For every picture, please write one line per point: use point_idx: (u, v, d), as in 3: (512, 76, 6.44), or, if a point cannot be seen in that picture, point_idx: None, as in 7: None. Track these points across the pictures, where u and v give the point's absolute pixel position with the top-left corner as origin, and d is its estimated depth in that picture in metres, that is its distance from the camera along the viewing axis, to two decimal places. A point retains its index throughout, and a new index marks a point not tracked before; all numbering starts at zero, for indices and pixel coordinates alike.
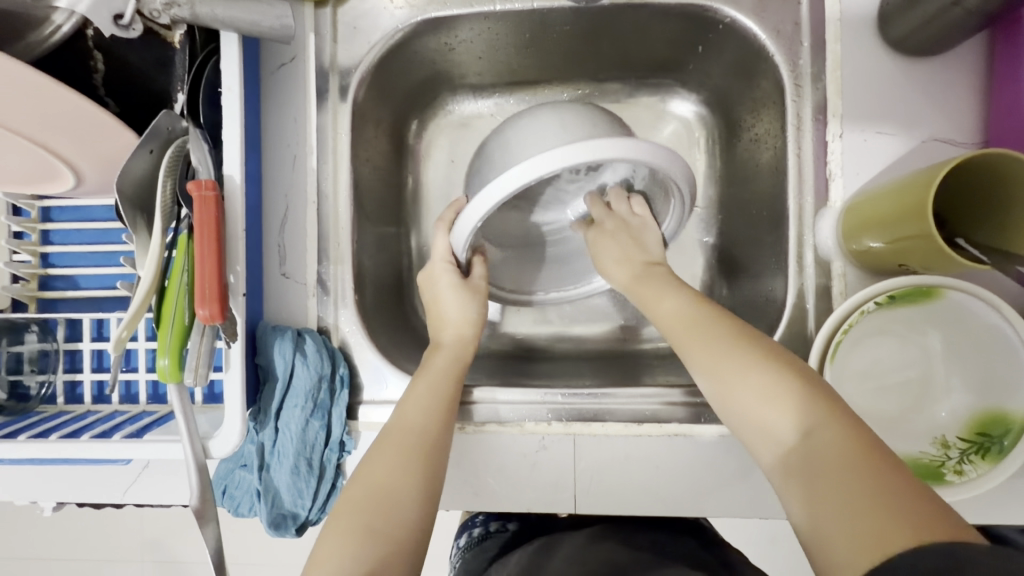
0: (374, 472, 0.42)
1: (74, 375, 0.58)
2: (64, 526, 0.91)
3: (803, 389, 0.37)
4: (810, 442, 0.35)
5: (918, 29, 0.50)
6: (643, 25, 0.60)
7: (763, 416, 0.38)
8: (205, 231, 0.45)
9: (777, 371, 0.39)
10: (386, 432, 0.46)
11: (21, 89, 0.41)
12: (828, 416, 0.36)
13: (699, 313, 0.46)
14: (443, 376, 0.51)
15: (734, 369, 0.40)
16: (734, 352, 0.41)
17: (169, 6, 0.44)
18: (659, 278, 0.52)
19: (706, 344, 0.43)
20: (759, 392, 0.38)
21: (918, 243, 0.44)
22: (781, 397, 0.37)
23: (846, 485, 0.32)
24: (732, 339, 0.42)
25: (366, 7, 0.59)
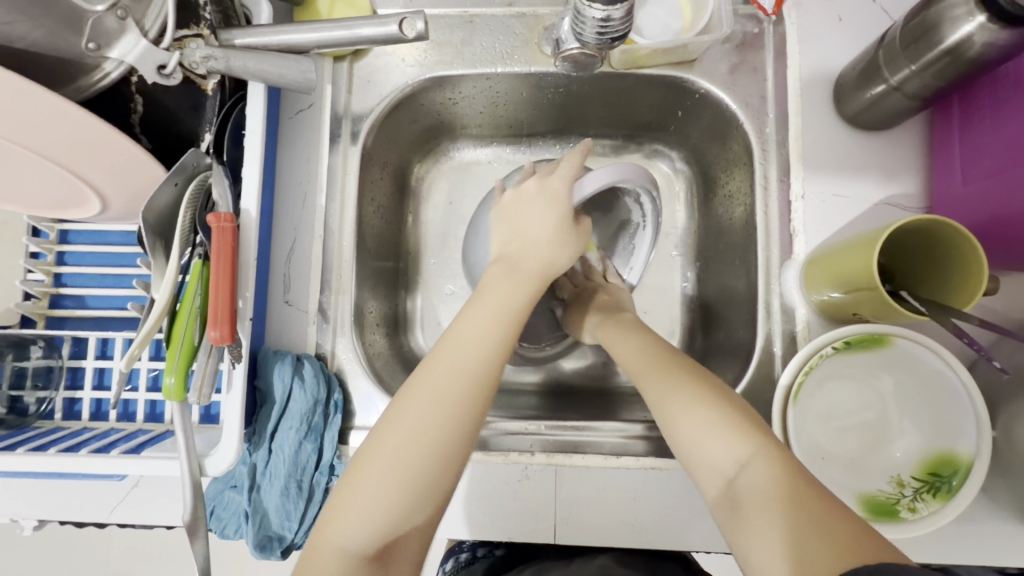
0: (378, 487, 0.42)
1: (74, 393, 0.59)
2: (24, 557, 0.88)
3: (743, 428, 0.43)
4: (755, 475, 0.41)
5: (868, 108, 0.56)
6: (630, 90, 0.67)
7: (712, 458, 0.43)
8: (221, 258, 0.49)
9: (725, 408, 0.45)
10: (396, 441, 0.43)
11: (69, 129, 0.44)
12: (773, 454, 0.41)
13: (648, 356, 0.51)
14: (465, 361, 0.45)
15: (669, 388, 0.47)
16: (672, 379, 0.47)
17: (207, 59, 0.49)
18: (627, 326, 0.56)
19: (664, 384, 0.47)
20: (697, 428, 0.44)
21: (865, 295, 0.49)
22: (729, 442, 0.43)
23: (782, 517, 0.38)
24: (689, 376, 0.47)
25: (380, 63, 0.65)
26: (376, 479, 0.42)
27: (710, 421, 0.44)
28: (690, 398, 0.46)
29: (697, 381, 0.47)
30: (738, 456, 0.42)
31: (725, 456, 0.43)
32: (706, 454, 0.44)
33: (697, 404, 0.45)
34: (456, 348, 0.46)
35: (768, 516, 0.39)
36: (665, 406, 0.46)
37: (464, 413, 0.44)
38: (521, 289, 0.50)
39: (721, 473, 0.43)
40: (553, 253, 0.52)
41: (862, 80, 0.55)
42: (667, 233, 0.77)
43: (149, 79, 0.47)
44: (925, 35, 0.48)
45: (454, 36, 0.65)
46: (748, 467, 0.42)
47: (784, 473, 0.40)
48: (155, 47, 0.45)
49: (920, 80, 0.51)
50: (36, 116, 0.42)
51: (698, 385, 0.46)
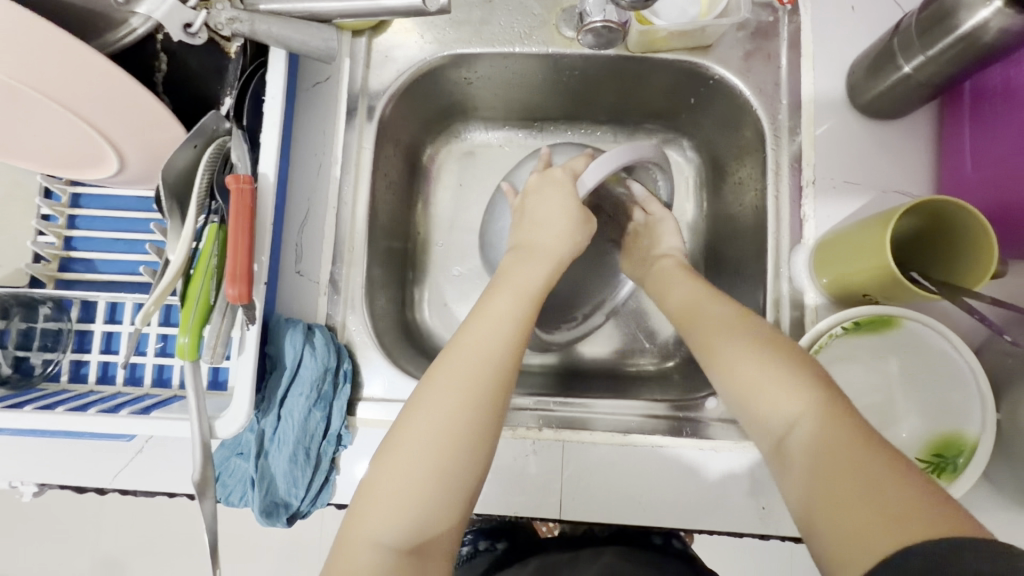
0: (400, 470, 0.41)
1: (81, 356, 0.59)
2: (18, 533, 0.87)
3: (799, 378, 0.40)
4: (809, 428, 0.37)
5: (880, 96, 0.57)
6: (645, 75, 0.68)
7: (774, 405, 0.40)
8: (241, 219, 0.49)
9: (796, 364, 0.41)
10: (421, 418, 0.42)
11: (94, 80, 0.44)
12: (836, 410, 0.37)
13: (716, 314, 0.49)
14: (490, 341, 0.46)
15: (733, 343, 0.45)
16: (738, 333, 0.46)
17: (232, 21, 0.49)
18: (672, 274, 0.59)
19: (723, 350, 0.45)
20: (751, 376, 0.42)
21: (876, 276, 0.50)
22: (787, 391, 0.39)
23: (841, 475, 0.34)
24: (748, 337, 0.45)
25: (398, 39, 0.66)
26: (398, 462, 0.41)
27: (764, 370, 0.41)
28: (755, 350, 0.43)
29: (762, 339, 0.44)
30: (794, 406, 0.39)
31: (784, 406, 0.39)
32: (761, 410, 0.40)
33: (765, 360, 0.42)
34: (473, 337, 0.46)
35: (812, 479, 0.35)
36: (722, 364, 0.44)
37: (484, 407, 0.43)
38: (534, 274, 0.52)
39: (779, 424, 0.39)
40: (528, 280, 0.51)
41: (874, 69, 0.57)
42: (675, 221, 0.77)
43: (175, 38, 0.47)
44: (941, 22, 0.49)
45: (472, 15, 0.66)
46: (799, 425, 0.38)
47: (847, 433, 0.36)
48: (181, 5, 0.45)
49: (934, 67, 0.51)
50: (61, 64, 0.42)
51: (760, 343, 0.44)
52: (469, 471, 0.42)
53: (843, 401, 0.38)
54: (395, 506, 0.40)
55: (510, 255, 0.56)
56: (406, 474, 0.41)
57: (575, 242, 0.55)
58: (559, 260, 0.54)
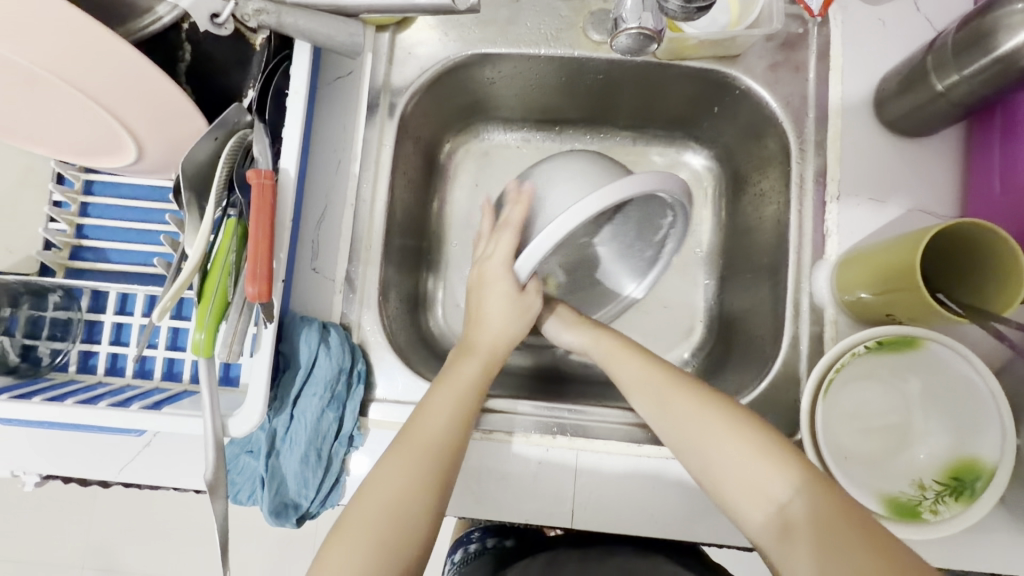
0: (392, 477, 0.46)
1: (90, 346, 0.58)
2: (12, 521, 0.86)
3: (776, 450, 0.46)
4: (802, 504, 0.43)
5: (910, 113, 0.57)
6: (669, 82, 0.67)
7: (757, 491, 0.45)
8: (261, 216, 0.48)
9: (767, 443, 0.46)
10: (422, 429, 0.49)
11: (116, 66, 0.43)
12: (818, 480, 0.44)
13: (676, 383, 0.52)
14: (462, 382, 0.53)
15: (696, 426, 0.49)
16: (704, 408, 0.50)
17: (259, 12, 0.48)
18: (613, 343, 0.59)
19: (680, 406, 0.51)
20: (738, 468, 0.46)
21: (904, 297, 0.49)
22: (766, 467, 0.45)
23: (837, 542, 0.41)
24: (721, 410, 0.49)
25: (421, 36, 0.65)
26: (388, 471, 0.46)
27: (747, 455, 0.46)
28: (727, 429, 0.48)
29: (728, 409, 0.49)
30: (785, 488, 0.44)
31: (772, 484, 0.45)
32: (738, 500, 0.46)
33: (742, 441, 0.47)
34: (449, 375, 0.54)
35: (814, 542, 0.41)
36: (699, 434, 0.49)
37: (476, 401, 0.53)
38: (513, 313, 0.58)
39: (769, 498, 0.45)
40: (498, 345, 0.57)
41: (906, 85, 0.56)
42: (692, 230, 0.77)
43: (201, 28, 0.45)
44: (979, 42, 0.48)
45: (498, 15, 0.65)
46: (798, 495, 0.44)
47: (826, 495, 0.43)
48: None
49: (968, 87, 0.51)
50: (86, 51, 0.41)
51: (726, 420, 0.49)
52: (440, 490, 0.46)
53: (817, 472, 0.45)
54: (374, 519, 0.44)
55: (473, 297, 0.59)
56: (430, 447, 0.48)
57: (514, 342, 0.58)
58: (496, 357, 0.56)
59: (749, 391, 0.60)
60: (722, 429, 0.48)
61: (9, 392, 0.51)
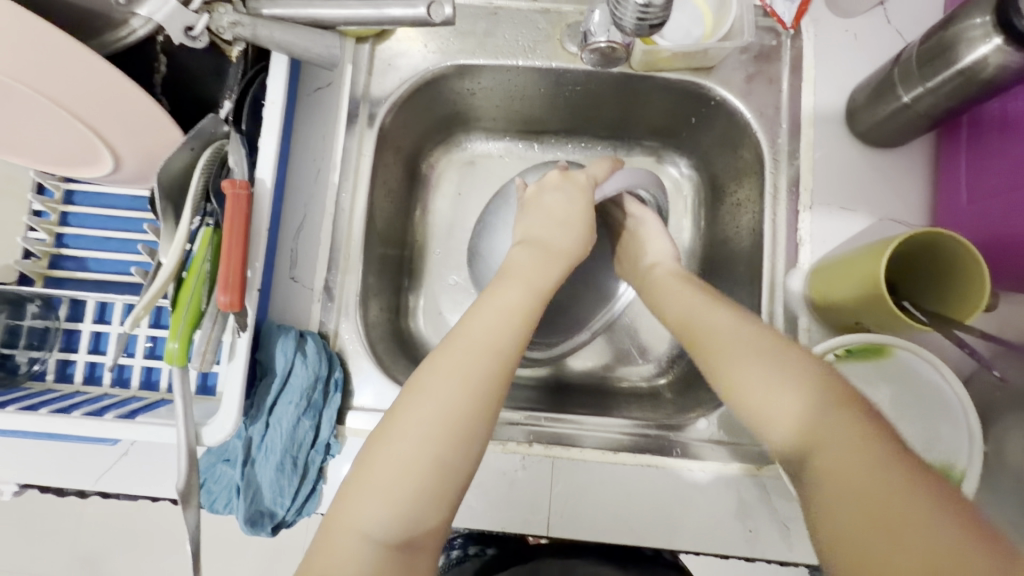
0: (448, 378, 0.41)
1: (67, 355, 0.58)
2: None
3: (800, 376, 0.39)
4: (817, 428, 0.36)
5: (879, 124, 0.58)
6: (646, 93, 0.68)
7: (769, 408, 0.38)
8: (235, 226, 0.48)
9: (784, 360, 0.40)
10: (471, 334, 0.44)
11: (92, 77, 0.43)
12: (834, 398, 0.37)
13: (738, 318, 0.47)
14: (535, 276, 0.50)
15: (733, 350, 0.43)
16: (735, 339, 0.44)
17: (234, 25, 0.49)
18: (675, 284, 0.56)
19: (718, 341, 0.45)
20: (760, 383, 0.40)
21: (871, 304, 0.50)
22: (793, 386, 0.38)
23: (857, 484, 0.32)
24: (767, 343, 0.43)
25: (401, 48, 0.66)
26: (444, 370, 0.42)
27: (767, 374, 0.40)
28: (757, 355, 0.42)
29: (774, 346, 0.42)
30: (796, 413, 0.37)
31: (784, 411, 0.38)
32: (761, 421, 0.39)
33: (788, 366, 0.40)
34: (523, 272, 0.51)
35: (843, 483, 0.32)
36: (720, 363, 0.43)
37: (517, 344, 0.45)
38: (551, 269, 0.52)
39: (783, 408, 0.38)
40: (564, 244, 0.54)
41: (875, 96, 0.57)
42: (672, 238, 0.77)
43: (176, 41, 0.46)
44: (942, 55, 0.49)
45: (477, 26, 0.65)
46: (807, 427, 0.36)
47: (861, 431, 0.34)
48: (183, 8, 0.44)
49: (932, 99, 0.52)
50: (59, 63, 0.41)
51: (755, 342, 0.43)
52: (495, 405, 0.42)
53: (839, 392, 0.37)
54: (426, 427, 0.40)
55: (519, 247, 0.54)
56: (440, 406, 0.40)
57: (586, 245, 0.56)
58: (571, 259, 0.54)
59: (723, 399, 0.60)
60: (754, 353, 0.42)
61: None
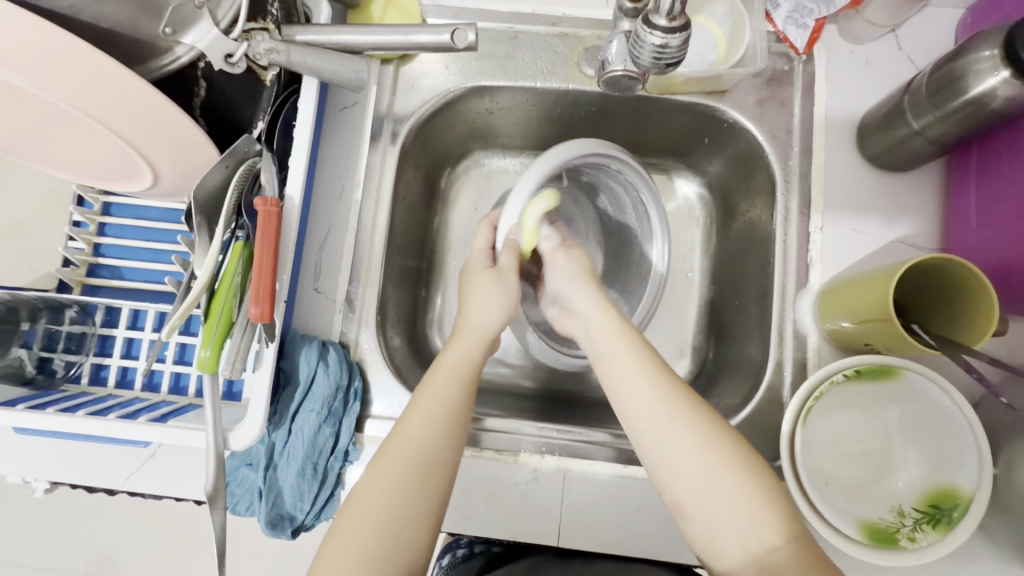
0: (388, 482, 0.46)
1: (102, 359, 0.61)
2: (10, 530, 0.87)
3: (764, 497, 0.45)
4: (790, 554, 0.42)
5: (890, 149, 0.59)
6: (661, 114, 0.70)
7: (737, 531, 0.44)
8: (266, 241, 0.50)
9: (749, 482, 0.45)
10: (410, 434, 0.48)
11: (145, 106, 0.46)
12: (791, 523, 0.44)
13: (677, 407, 0.49)
14: (459, 368, 0.53)
15: (696, 461, 0.46)
16: (689, 438, 0.47)
17: (270, 52, 0.51)
18: (626, 355, 0.53)
19: (674, 438, 0.48)
20: (732, 512, 0.44)
21: (880, 327, 0.51)
22: (766, 519, 0.44)
23: None
24: (710, 440, 0.47)
25: (424, 69, 0.68)
26: (386, 474, 0.46)
27: (726, 493, 0.45)
28: (719, 472, 0.46)
29: (721, 442, 0.47)
30: (771, 541, 0.43)
31: (757, 531, 0.43)
32: (721, 533, 0.44)
33: (748, 488, 0.45)
34: (447, 365, 0.53)
35: None
36: (687, 479, 0.46)
37: (447, 438, 0.49)
38: (471, 359, 0.54)
39: (754, 543, 0.43)
40: (488, 324, 0.57)
41: (886, 122, 0.58)
42: (684, 254, 0.79)
43: (216, 67, 0.49)
44: (950, 85, 0.51)
45: (497, 49, 0.68)
46: (778, 549, 0.43)
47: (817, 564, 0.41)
48: (224, 37, 0.47)
49: (942, 126, 0.53)
50: (110, 91, 0.44)
51: (712, 448, 0.47)
52: (434, 503, 0.47)
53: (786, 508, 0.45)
54: (370, 525, 0.44)
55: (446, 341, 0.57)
56: (382, 507, 0.45)
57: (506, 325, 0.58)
58: (486, 342, 0.56)
59: (733, 415, 0.61)
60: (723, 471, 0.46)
61: (25, 403, 0.54)
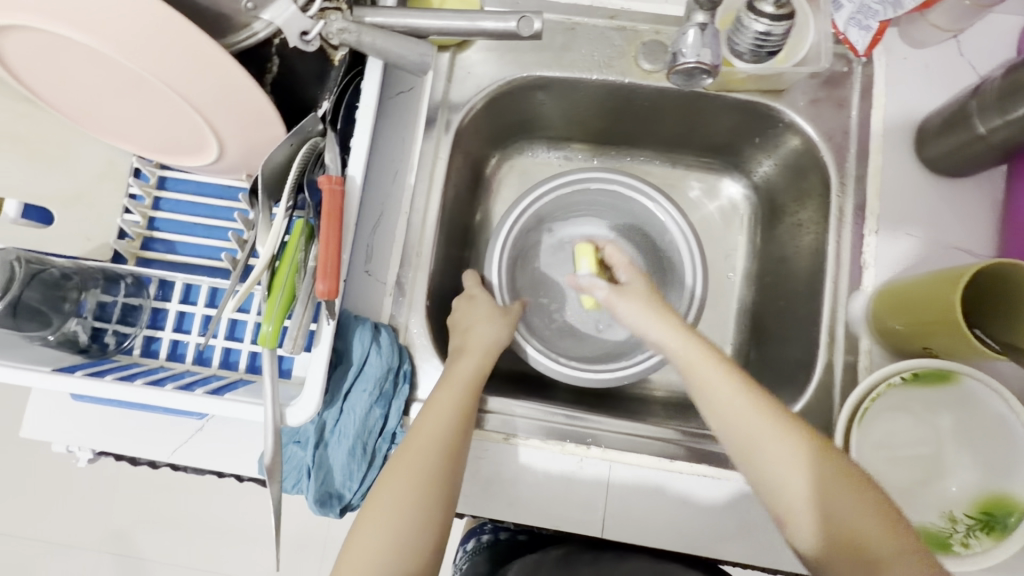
0: (414, 473, 0.51)
1: (155, 332, 0.61)
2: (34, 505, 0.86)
3: (865, 498, 0.46)
4: (894, 553, 0.44)
5: (949, 153, 0.59)
6: (714, 112, 0.70)
7: (841, 536, 0.45)
8: (331, 219, 0.51)
9: (845, 481, 0.47)
10: (412, 465, 0.51)
11: (225, 85, 0.47)
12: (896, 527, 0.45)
13: (760, 410, 0.50)
14: (467, 374, 0.58)
15: (770, 448, 0.48)
16: (779, 440, 0.48)
17: (342, 32, 0.51)
18: (704, 355, 0.52)
19: (757, 443, 0.49)
20: (832, 515, 0.46)
21: (942, 330, 0.51)
22: (867, 520, 0.45)
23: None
24: (795, 438, 0.48)
25: (480, 57, 0.68)
26: (409, 466, 0.51)
27: (817, 490, 0.46)
28: (821, 488, 0.46)
29: (804, 439, 0.49)
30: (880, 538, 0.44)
31: (863, 531, 0.45)
32: (822, 541, 0.46)
33: (847, 492, 0.46)
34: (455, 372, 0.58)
35: None
36: (773, 479, 0.48)
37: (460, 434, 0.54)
38: (477, 366, 0.59)
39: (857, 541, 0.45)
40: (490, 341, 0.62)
41: (948, 126, 0.58)
42: (726, 254, 0.79)
43: (291, 44, 0.49)
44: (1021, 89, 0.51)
45: (555, 40, 0.68)
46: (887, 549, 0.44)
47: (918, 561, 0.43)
48: (301, 14, 0.47)
49: (1009, 131, 0.53)
50: (194, 64, 0.44)
51: (802, 448, 0.48)
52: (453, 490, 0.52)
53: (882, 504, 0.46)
54: (396, 510, 0.49)
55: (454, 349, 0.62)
56: (408, 497, 0.50)
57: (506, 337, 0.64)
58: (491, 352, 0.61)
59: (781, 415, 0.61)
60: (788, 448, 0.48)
61: (83, 369, 0.55)
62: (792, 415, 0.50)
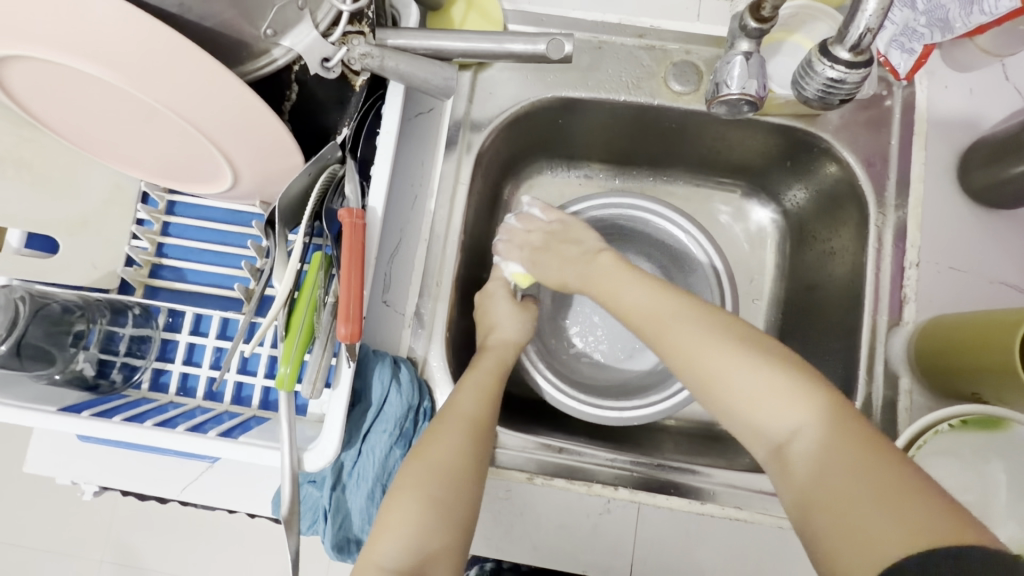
0: (430, 468, 0.50)
1: (164, 364, 0.59)
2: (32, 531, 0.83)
3: (797, 391, 0.43)
4: (806, 437, 0.41)
5: (997, 185, 0.56)
6: (745, 134, 0.67)
7: (765, 416, 0.44)
8: (353, 255, 0.48)
9: (774, 376, 0.45)
10: (422, 466, 0.50)
11: (241, 115, 0.43)
12: (811, 410, 0.42)
13: (695, 317, 0.51)
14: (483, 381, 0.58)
15: (708, 356, 0.48)
16: (707, 340, 0.49)
17: (364, 57, 0.49)
18: (613, 267, 0.59)
19: (677, 334, 0.51)
20: (749, 402, 0.45)
21: (996, 376, 0.48)
22: (778, 406, 0.43)
23: (837, 488, 0.38)
24: (720, 334, 0.49)
25: (502, 76, 0.66)
26: (426, 462, 0.50)
27: (736, 367, 0.46)
28: (755, 391, 0.45)
29: (727, 335, 0.49)
30: (786, 420, 0.43)
31: (775, 420, 0.43)
32: (758, 421, 0.44)
33: (769, 385, 0.45)
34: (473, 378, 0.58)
35: (829, 489, 0.38)
36: (692, 361, 0.49)
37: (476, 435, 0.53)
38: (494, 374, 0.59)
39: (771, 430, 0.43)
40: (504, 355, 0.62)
41: (995, 156, 0.56)
42: (751, 279, 0.77)
43: (312, 70, 0.46)
44: None
45: (580, 59, 0.65)
46: (802, 432, 0.42)
47: (850, 443, 0.39)
48: (323, 40, 0.45)
49: None
50: (209, 95, 0.41)
51: (723, 343, 0.48)
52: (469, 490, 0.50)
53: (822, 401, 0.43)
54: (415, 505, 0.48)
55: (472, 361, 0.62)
56: (425, 492, 0.49)
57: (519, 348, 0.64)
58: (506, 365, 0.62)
59: None
60: (758, 361, 0.46)
61: (90, 409, 0.52)
62: (760, 337, 0.49)
